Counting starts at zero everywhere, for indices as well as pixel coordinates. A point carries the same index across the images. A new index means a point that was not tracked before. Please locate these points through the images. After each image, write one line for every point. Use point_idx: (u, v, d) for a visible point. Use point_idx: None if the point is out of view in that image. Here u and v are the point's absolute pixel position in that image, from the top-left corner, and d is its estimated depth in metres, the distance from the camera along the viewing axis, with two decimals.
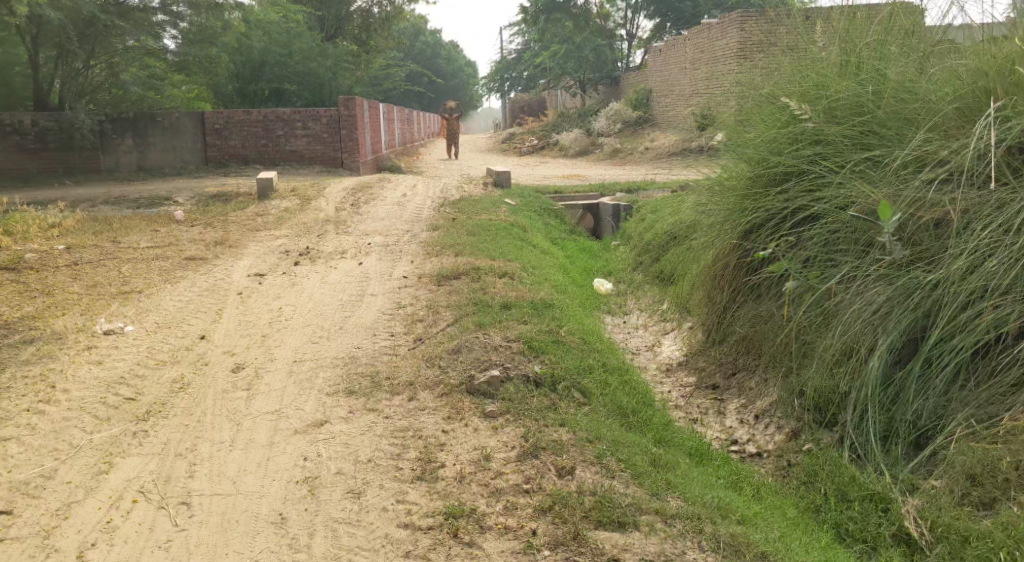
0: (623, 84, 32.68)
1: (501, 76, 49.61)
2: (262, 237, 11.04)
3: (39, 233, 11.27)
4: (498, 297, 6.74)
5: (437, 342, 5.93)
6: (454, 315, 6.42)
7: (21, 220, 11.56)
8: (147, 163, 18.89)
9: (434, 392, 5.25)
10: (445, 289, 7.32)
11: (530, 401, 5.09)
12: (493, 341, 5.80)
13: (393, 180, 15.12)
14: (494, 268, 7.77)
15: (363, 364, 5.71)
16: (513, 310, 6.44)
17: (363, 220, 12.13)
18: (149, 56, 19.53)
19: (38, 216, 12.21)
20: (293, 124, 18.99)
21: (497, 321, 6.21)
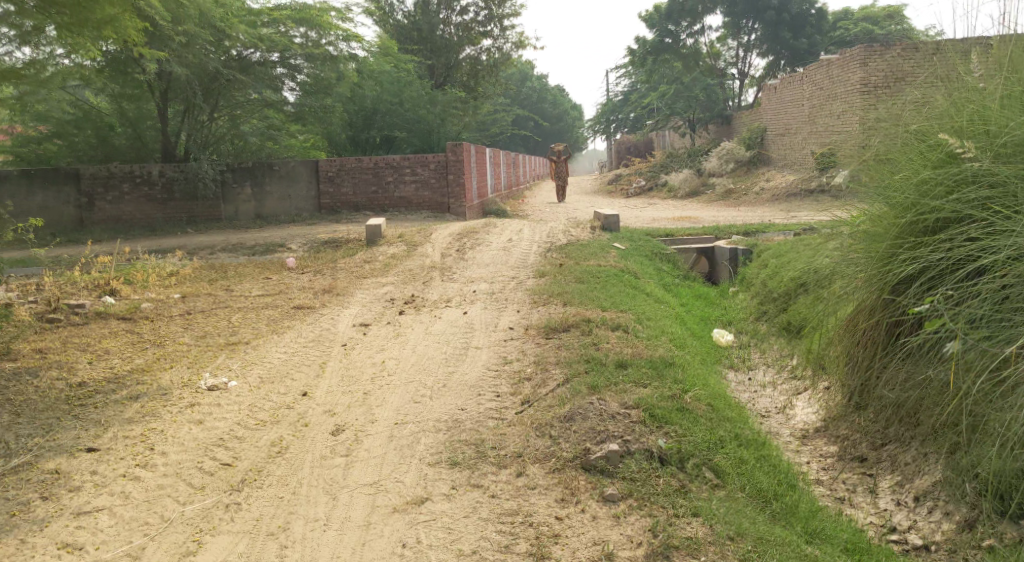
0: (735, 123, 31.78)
1: (607, 118, 49.29)
2: (369, 284, 10.91)
3: (156, 281, 11.46)
4: (614, 355, 6.23)
5: (551, 405, 5.57)
6: (565, 375, 5.97)
7: (140, 268, 11.81)
8: (264, 211, 19.22)
9: (545, 467, 4.98)
10: (555, 342, 6.89)
11: (654, 483, 4.81)
12: (610, 407, 5.42)
13: (499, 225, 14.88)
14: (607, 319, 7.30)
15: (466, 431, 5.37)
16: (630, 371, 5.95)
17: (469, 267, 11.88)
18: (268, 107, 20.14)
19: (157, 264, 12.46)
20: (402, 171, 19.12)
21: (618, 379, 5.82)
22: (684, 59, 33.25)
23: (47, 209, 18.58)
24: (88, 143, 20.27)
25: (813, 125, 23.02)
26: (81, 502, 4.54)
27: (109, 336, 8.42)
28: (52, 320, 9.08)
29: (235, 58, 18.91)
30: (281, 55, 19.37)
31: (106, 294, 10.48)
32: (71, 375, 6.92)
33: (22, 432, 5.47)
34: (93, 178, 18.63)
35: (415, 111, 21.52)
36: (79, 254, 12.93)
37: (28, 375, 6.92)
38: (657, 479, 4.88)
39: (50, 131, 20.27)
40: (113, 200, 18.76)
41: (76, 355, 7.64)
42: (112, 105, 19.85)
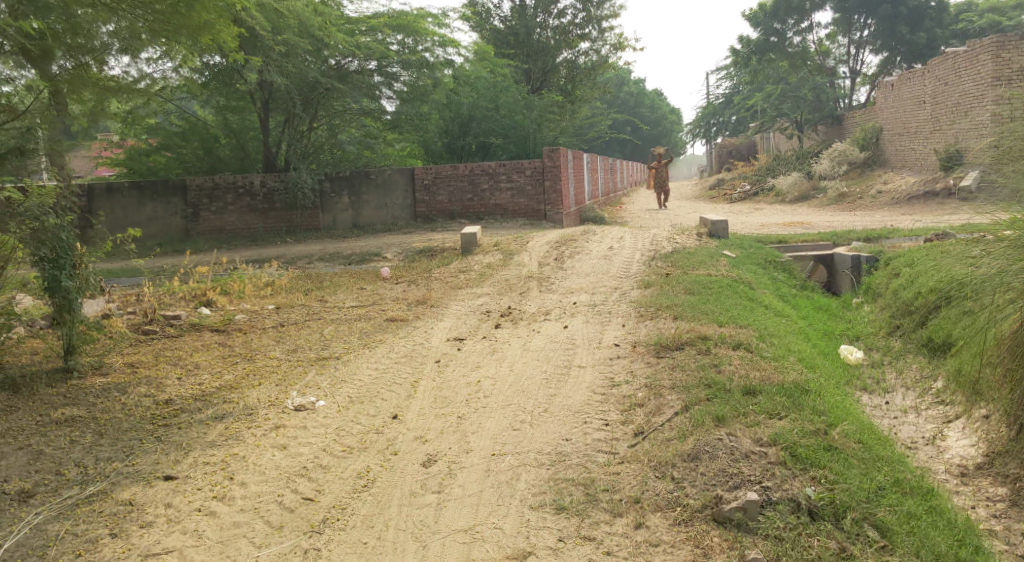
0: (846, 124, 30.11)
1: (707, 121, 47.88)
2: (464, 296, 10.45)
3: (252, 292, 11.28)
4: (740, 380, 5.64)
5: (674, 440, 5.14)
6: (684, 402, 5.49)
7: (236, 278, 11.63)
8: (361, 220, 19.10)
9: (667, 518, 4.67)
10: (667, 362, 6.22)
11: (806, 546, 4.49)
12: (742, 445, 5.02)
13: (599, 232, 14.24)
14: (725, 335, 6.59)
15: (573, 468, 5.03)
16: (762, 398, 5.46)
17: (568, 276, 11.29)
18: (366, 115, 20.06)
19: (254, 274, 12.32)
20: (498, 177, 18.68)
21: (749, 408, 5.34)
22: (791, 58, 31.73)
23: (154, 220, 18.92)
24: (193, 154, 20.63)
25: (937, 123, 21.52)
26: (150, 541, 4.38)
27: (200, 350, 8.17)
28: (147, 332, 8.91)
29: (333, 67, 18.91)
30: (378, 63, 19.28)
31: (202, 305, 10.32)
32: (159, 392, 6.63)
33: (102, 456, 5.16)
34: (198, 189, 18.88)
35: (512, 116, 21.11)
36: (179, 264, 12.93)
37: (116, 392, 6.66)
38: (810, 539, 4.56)
39: (160, 144, 20.75)
40: (217, 210, 18.97)
41: (166, 370, 7.37)
42: (216, 117, 20.16)
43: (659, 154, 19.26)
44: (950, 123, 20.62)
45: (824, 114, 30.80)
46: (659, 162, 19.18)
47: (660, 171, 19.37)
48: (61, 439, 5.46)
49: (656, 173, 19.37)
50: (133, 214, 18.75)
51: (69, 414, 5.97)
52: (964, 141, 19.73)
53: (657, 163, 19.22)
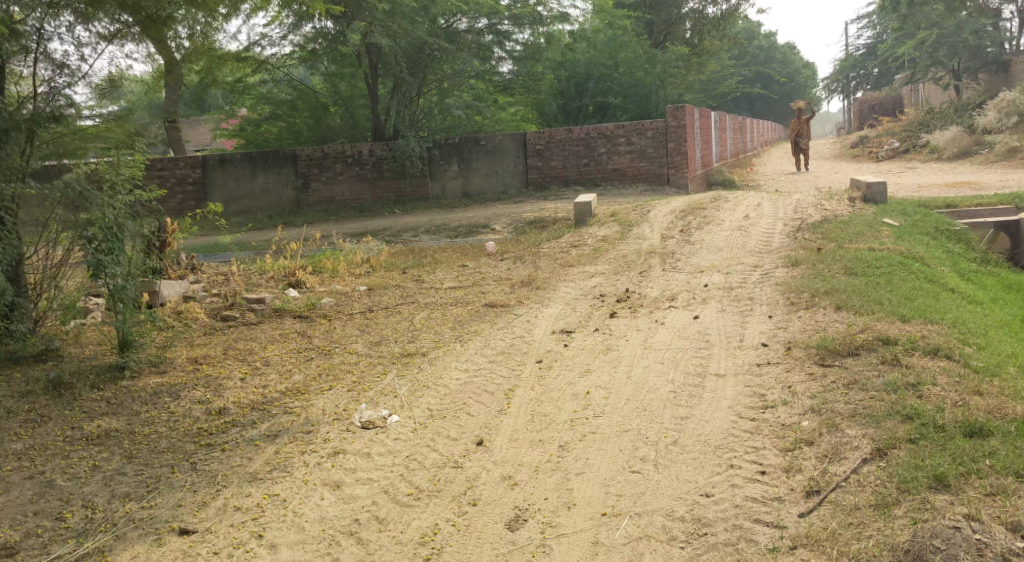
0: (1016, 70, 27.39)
1: (845, 75, 44.42)
2: (576, 277, 9.15)
3: (348, 272, 10.27)
4: (960, 415, 4.20)
5: (865, 508, 3.85)
6: (876, 449, 4.15)
7: (330, 256, 10.66)
8: (471, 189, 18.00)
9: None
10: (844, 381, 4.73)
11: None
12: (992, 544, 3.53)
13: (732, 198, 12.63)
14: (915, 338, 5.05)
15: (714, 550, 3.84)
16: (998, 448, 3.96)
17: (697, 251, 9.79)
18: (478, 78, 18.90)
19: (352, 251, 11.34)
20: (617, 140, 17.18)
21: (981, 458, 3.92)
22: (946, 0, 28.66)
23: (265, 192, 18.42)
24: (302, 123, 19.94)
25: None
26: None
27: (275, 341, 7.08)
28: (225, 318, 7.89)
29: (442, 27, 17.82)
30: (489, 21, 18.01)
31: (289, 286, 9.37)
32: (214, 397, 5.54)
33: (119, 492, 4.35)
34: (307, 159, 18.18)
35: (633, 74, 19.46)
36: (277, 240, 12.10)
37: (165, 393, 5.62)
38: None
39: (269, 113, 20.21)
40: (326, 180, 18.25)
41: (233, 365, 6.34)
42: (324, 84, 19.39)
43: (799, 110, 17.11)
44: None
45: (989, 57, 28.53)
46: (799, 121, 17.02)
47: (802, 131, 17.13)
48: (82, 463, 4.59)
49: (796, 134, 17.19)
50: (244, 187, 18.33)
51: (105, 427, 5.00)
52: None
53: (799, 122, 17.01)
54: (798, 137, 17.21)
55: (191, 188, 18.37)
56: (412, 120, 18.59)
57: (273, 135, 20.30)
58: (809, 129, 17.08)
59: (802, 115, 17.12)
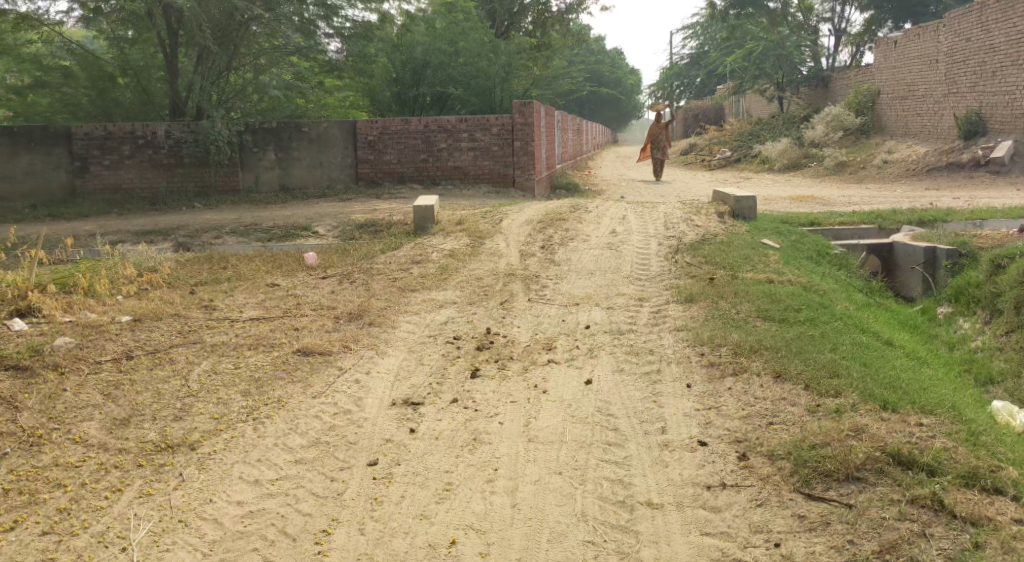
0: (830, 85, 27.63)
1: (670, 83, 44.42)
2: (419, 310, 7.22)
3: (113, 293, 7.85)
4: None
5: None
6: None
7: (88, 273, 8.10)
8: (290, 182, 15.52)
9: None
10: (875, 547, 3.73)
11: None
12: None
13: (593, 208, 11.09)
14: (948, 462, 4.10)
15: None
16: None
17: (565, 276, 8.21)
18: (297, 54, 16.35)
19: (121, 263, 8.81)
20: (458, 135, 15.21)
21: None
22: (768, 14, 28.79)
23: (31, 175, 15.10)
24: (83, 96, 16.66)
25: (953, 85, 20.58)
26: None
27: None
28: None
29: None
30: None
31: (19, 316, 6.78)
32: None
33: None
34: (86, 138, 15.03)
35: (472, 63, 17.57)
36: (23, 249, 9.33)
37: None
38: None
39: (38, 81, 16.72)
40: (111, 164, 15.17)
41: None
42: (111, 50, 16.22)
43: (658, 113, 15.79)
44: (971, 86, 19.78)
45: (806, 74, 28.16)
46: (659, 125, 15.70)
47: (660, 136, 15.83)
48: None
49: (654, 138, 15.85)
50: (3, 168, 14.94)
51: None
52: (986, 105, 19.26)
53: (657, 126, 15.67)
54: (656, 142, 15.88)
55: None
56: (220, 99, 15.86)
57: (45, 107, 16.87)
58: (668, 134, 15.81)
59: (662, 119, 15.81)
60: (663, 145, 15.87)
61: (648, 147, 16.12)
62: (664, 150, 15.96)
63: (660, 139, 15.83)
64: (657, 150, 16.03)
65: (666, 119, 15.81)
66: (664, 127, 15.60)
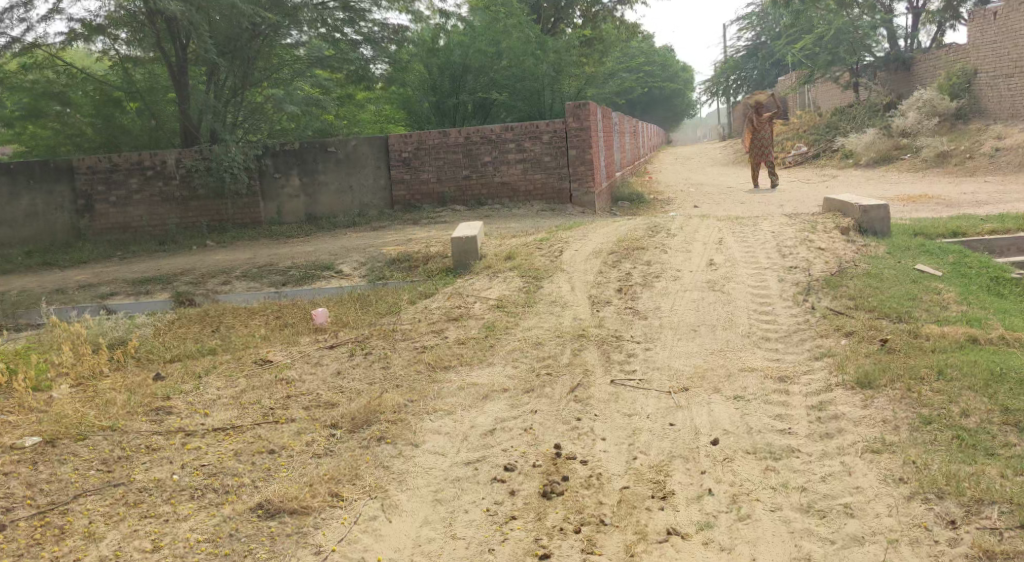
0: (915, 67, 24.41)
1: (726, 77, 40.53)
2: (455, 408, 4.91)
3: (53, 392, 6.05)
4: None
5: None
6: None
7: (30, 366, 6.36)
8: (317, 210, 13.29)
9: None
10: None
11: None
12: None
13: (675, 227, 8.69)
14: None
15: None
16: None
17: (659, 336, 5.83)
18: (319, 66, 14.11)
19: (77, 351, 6.84)
20: (504, 146, 12.87)
21: None
22: None
23: (32, 217, 13.12)
24: (87, 125, 14.56)
25: None
26: None
27: None
28: None
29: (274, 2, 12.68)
30: None
31: None
32: None
33: None
34: (89, 173, 12.96)
35: (519, 64, 15.19)
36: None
37: None
38: None
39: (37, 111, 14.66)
40: (117, 201, 13.08)
41: None
42: (114, 72, 14.05)
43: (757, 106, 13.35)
44: None
45: (884, 58, 25.09)
46: (760, 118, 13.21)
47: (761, 132, 13.29)
48: None
49: (754, 135, 13.32)
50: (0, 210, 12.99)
51: None
52: None
53: (758, 120, 13.13)
54: (757, 139, 13.34)
55: None
56: (236, 122, 13.72)
57: (45, 139, 14.76)
58: (772, 130, 13.28)
59: (762, 113, 13.34)
60: (767, 143, 13.31)
61: (749, 149, 13.57)
62: (768, 149, 13.39)
63: (762, 135, 13.28)
64: (760, 151, 13.43)
65: (767, 112, 13.34)
66: (766, 119, 13.09)
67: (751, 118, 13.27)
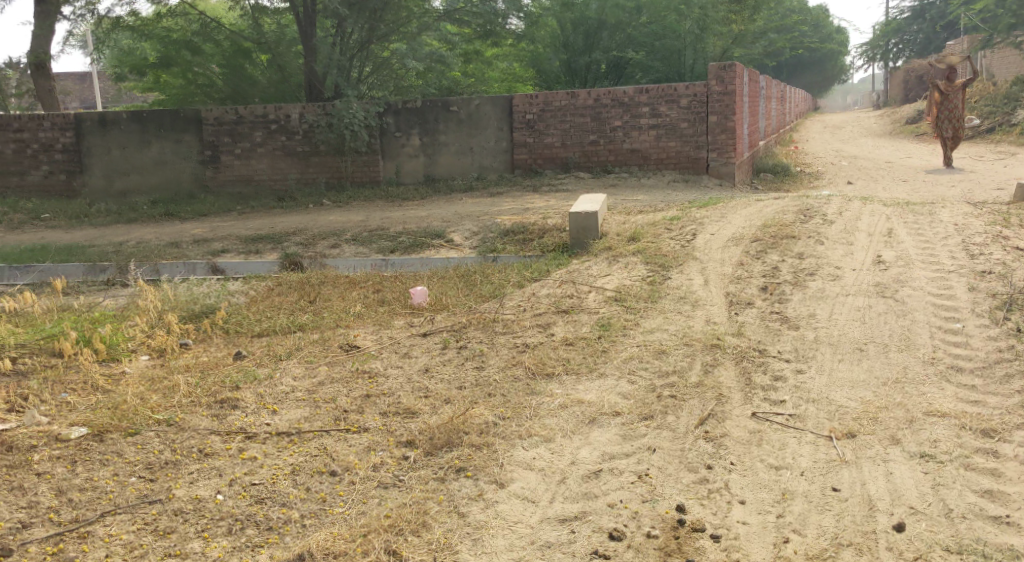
0: None
1: (887, 41, 37.27)
2: (554, 433, 4.04)
3: (129, 369, 5.55)
4: None
5: None
6: None
7: (113, 336, 5.91)
8: (436, 172, 12.49)
9: None
10: None
11: None
12: None
13: (831, 211, 7.40)
14: None
15: None
16: None
17: (814, 354, 4.72)
18: (448, 19, 12.90)
19: (159, 324, 6.34)
20: (637, 110, 11.73)
21: None
22: None
23: (162, 166, 12.61)
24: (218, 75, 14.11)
25: None
26: None
27: None
28: None
29: None
30: None
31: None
32: None
33: None
34: (214, 124, 12.41)
35: (660, 19, 14.04)
36: (55, 301, 6.94)
37: None
38: None
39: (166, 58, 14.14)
40: (242, 153, 12.47)
41: None
42: (243, 20, 13.27)
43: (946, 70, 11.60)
44: None
45: None
46: (950, 84, 11.51)
47: (949, 101, 11.64)
48: None
49: (940, 104, 11.67)
50: (130, 158, 12.61)
51: None
52: None
53: (948, 87, 11.47)
54: (943, 109, 11.68)
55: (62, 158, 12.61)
56: (360, 78, 13.10)
57: (179, 90, 14.43)
58: (963, 98, 11.59)
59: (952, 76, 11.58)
60: (956, 112, 11.62)
61: (933, 121, 11.88)
62: (955, 121, 11.67)
63: (950, 105, 11.62)
64: (947, 122, 11.72)
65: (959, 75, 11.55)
66: (958, 87, 11.39)
67: (939, 85, 11.59)
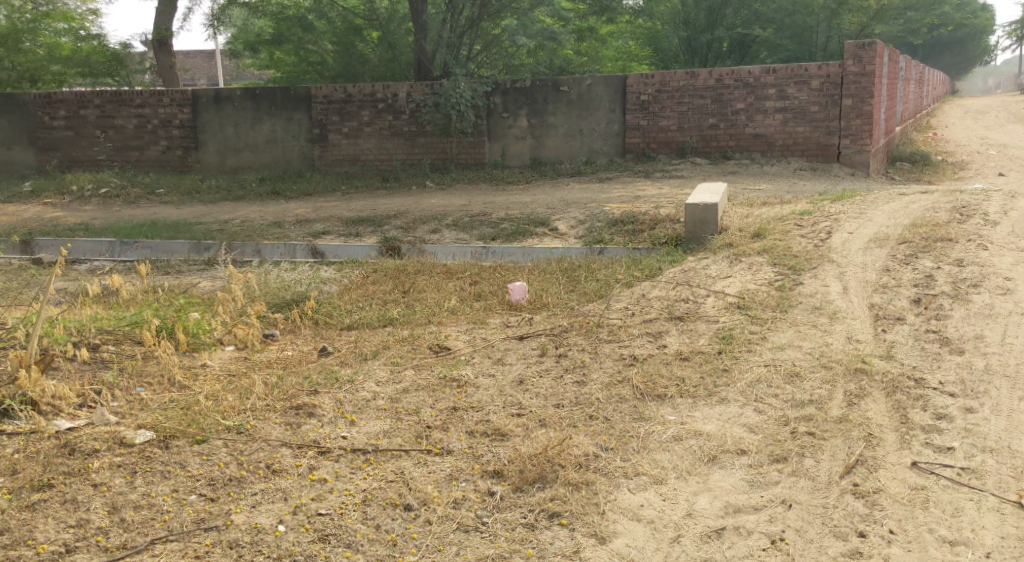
0: None
1: None
2: (664, 474, 3.45)
3: (208, 362, 5.19)
4: None
5: None
6: None
7: (195, 325, 5.56)
8: (544, 155, 11.87)
9: None
10: None
11: None
12: None
13: (992, 210, 6.43)
14: None
15: None
16: None
17: (984, 392, 3.93)
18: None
19: (245, 310, 5.99)
20: (762, 92, 10.80)
21: None
22: None
23: (272, 144, 12.41)
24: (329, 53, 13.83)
25: None
26: None
27: None
28: None
29: None
30: None
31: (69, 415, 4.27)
32: None
33: None
34: (323, 102, 12.11)
35: None
36: (146, 283, 6.68)
37: None
38: None
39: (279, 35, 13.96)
40: (349, 133, 12.15)
41: None
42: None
43: None
44: None
45: None
46: None
47: None
48: None
49: None
50: (242, 135, 12.45)
51: None
52: None
53: None
54: None
55: (178, 134, 12.54)
56: (469, 56, 12.55)
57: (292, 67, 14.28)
58: None
59: None
60: None
61: None
62: None
63: None
64: None
65: None
66: None
67: None
